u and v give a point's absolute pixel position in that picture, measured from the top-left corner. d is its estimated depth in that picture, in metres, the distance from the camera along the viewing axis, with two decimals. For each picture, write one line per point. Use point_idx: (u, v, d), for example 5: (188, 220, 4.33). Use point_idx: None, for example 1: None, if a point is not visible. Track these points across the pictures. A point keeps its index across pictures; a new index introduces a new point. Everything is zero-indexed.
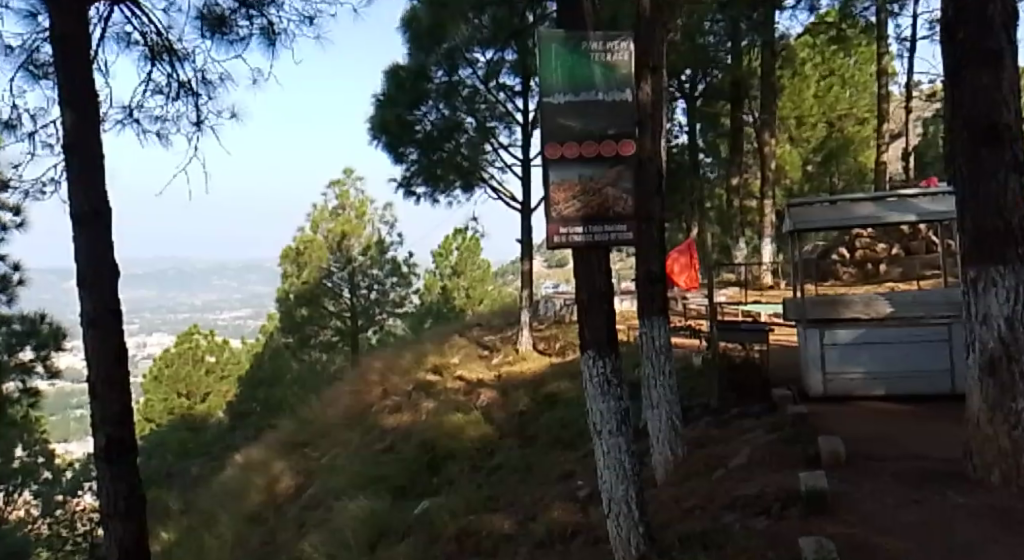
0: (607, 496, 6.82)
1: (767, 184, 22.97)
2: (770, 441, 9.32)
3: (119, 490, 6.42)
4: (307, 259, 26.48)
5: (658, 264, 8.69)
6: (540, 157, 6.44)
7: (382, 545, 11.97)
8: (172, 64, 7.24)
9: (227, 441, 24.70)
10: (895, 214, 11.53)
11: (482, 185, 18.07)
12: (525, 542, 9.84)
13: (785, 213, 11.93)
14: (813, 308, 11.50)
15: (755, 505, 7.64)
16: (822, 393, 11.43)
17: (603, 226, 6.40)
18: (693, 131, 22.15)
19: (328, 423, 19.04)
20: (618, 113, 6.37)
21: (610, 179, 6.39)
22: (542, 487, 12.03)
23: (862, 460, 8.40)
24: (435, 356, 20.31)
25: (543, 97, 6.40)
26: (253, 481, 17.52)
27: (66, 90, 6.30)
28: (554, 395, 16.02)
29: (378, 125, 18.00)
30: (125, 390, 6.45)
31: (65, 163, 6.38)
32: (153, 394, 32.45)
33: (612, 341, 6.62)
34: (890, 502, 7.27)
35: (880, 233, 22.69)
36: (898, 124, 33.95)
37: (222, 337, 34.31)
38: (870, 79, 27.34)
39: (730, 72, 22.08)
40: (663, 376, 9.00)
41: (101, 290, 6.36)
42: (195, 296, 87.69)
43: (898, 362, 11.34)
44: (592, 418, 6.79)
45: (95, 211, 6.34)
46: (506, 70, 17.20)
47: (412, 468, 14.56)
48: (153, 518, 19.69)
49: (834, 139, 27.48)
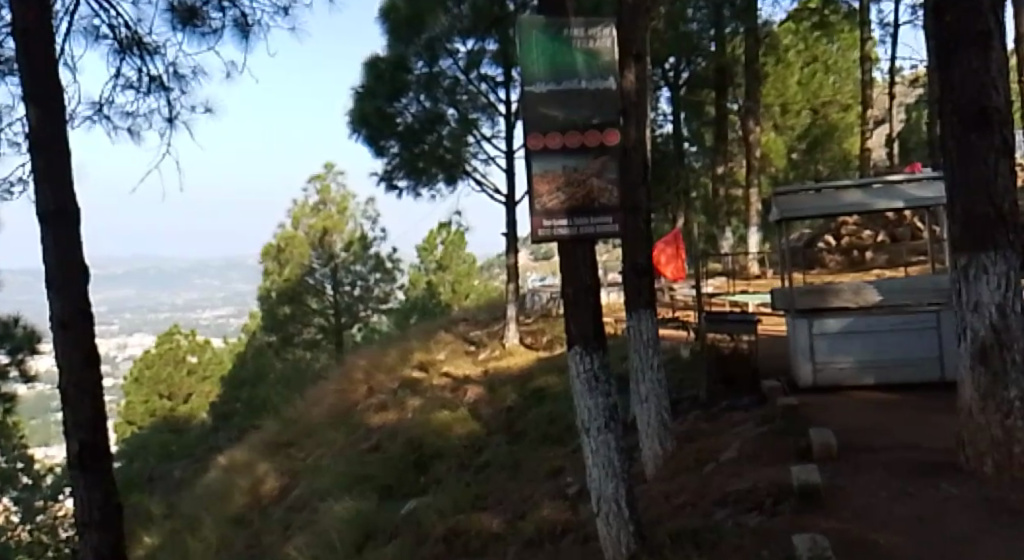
0: (596, 494, 6.67)
1: (752, 173, 22.81)
2: (761, 433, 9.21)
3: (93, 497, 6.23)
4: (288, 255, 26.34)
5: (644, 256, 8.56)
6: (524, 148, 6.28)
7: (369, 546, 11.80)
8: (142, 58, 7.04)
9: (211, 442, 24.50)
10: (882, 200, 11.39)
11: (465, 178, 17.73)
12: (514, 542, 9.70)
13: (772, 202, 11.81)
14: (802, 299, 11.45)
15: (746, 501, 7.52)
16: (811, 384, 11.33)
17: (587, 218, 6.21)
18: (677, 120, 22.04)
19: (313, 422, 18.86)
20: (602, 101, 6.20)
21: (595, 169, 6.23)
22: (530, 484, 11.90)
23: (855, 452, 8.28)
24: (420, 353, 20.17)
25: (525, 87, 6.23)
26: (238, 483, 17.33)
27: (29, 86, 6.11)
28: (541, 390, 15.86)
29: (358, 118, 17.74)
30: (96, 395, 6.26)
31: (30, 161, 6.18)
32: (133, 396, 32.20)
33: (600, 335, 6.46)
34: (883, 495, 7.16)
35: (865, 220, 22.76)
36: (880, 111, 34.10)
37: (203, 337, 34.13)
38: (852, 67, 27.58)
39: (713, 60, 21.91)
40: (651, 369, 8.86)
41: (69, 291, 6.17)
42: (178, 294, 87.12)
43: (887, 350, 11.24)
44: (580, 416, 6.64)
45: (61, 209, 6.16)
46: (487, 60, 17.01)
47: (398, 467, 14.41)
48: (137, 521, 19.48)
49: (817, 126, 27.46)
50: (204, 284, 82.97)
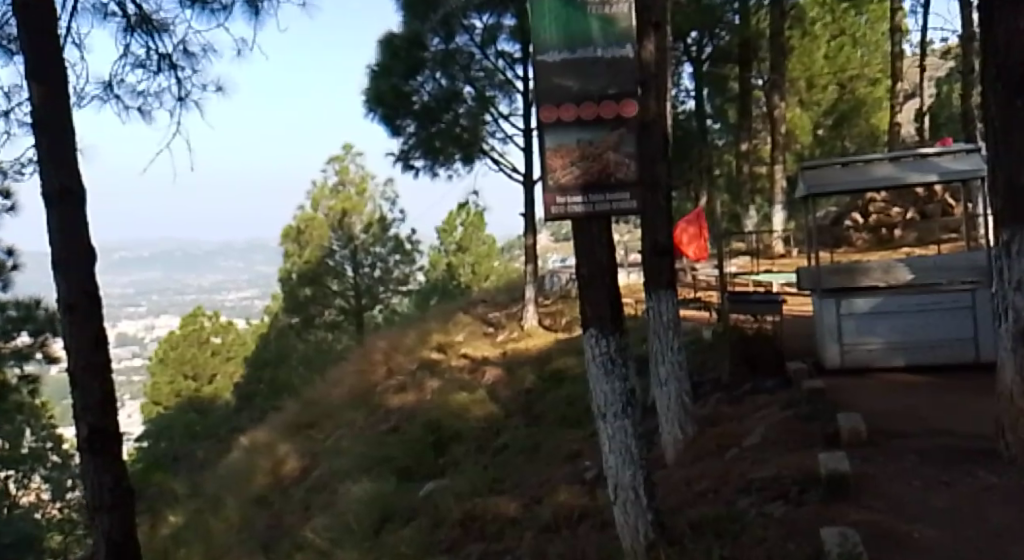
0: (613, 482, 6.36)
1: (777, 149, 22.35)
2: (786, 418, 8.88)
3: (103, 482, 5.99)
4: (309, 236, 26.06)
5: (665, 235, 8.27)
6: (536, 121, 5.94)
7: (387, 529, 11.59)
8: (151, 35, 6.74)
9: (233, 423, 24.46)
10: (915, 174, 10.96)
11: (483, 157, 17.39)
12: (531, 527, 9.44)
13: (799, 177, 11.47)
14: (828, 279, 11.07)
15: (772, 489, 7.22)
16: (839, 365, 11.00)
17: (603, 195, 5.91)
18: (699, 97, 21.57)
19: (333, 403, 18.68)
20: (618, 71, 5.82)
21: (612, 143, 5.87)
22: (549, 468, 11.62)
23: (886, 438, 7.95)
24: (439, 334, 19.93)
25: (537, 56, 5.89)
26: (259, 464, 17.19)
27: (31, 63, 5.85)
28: (559, 371, 15.53)
29: (374, 97, 17.42)
30: (106, 377, 6.02)
31: (34, 141, 5.93)
32: (159, 376, 32.39)
33: (616, 317, 6.17)
34: (916, 484, 6.84)
35: (894, 197, 22.17)
36: (911, 84, 33.72)
37: (226, 319, 33.99)
38: (882, 39, 26.98)
39: (737, 34, 21.42)
40: (671, 352, 8.53)
41: (77, 274, 5.92)
42: (203, 276, 87.50)
43: (920, 331, 10.86)
44: (596, 401, 6.34)
45: (67, 189, 5.91)
46: (504, 36, 16.70)
47: (417, 448, 14.16)
48: (160, 501, 19.48)
49: (844, 102, 26.92)
50: (228, 265, 83.28)
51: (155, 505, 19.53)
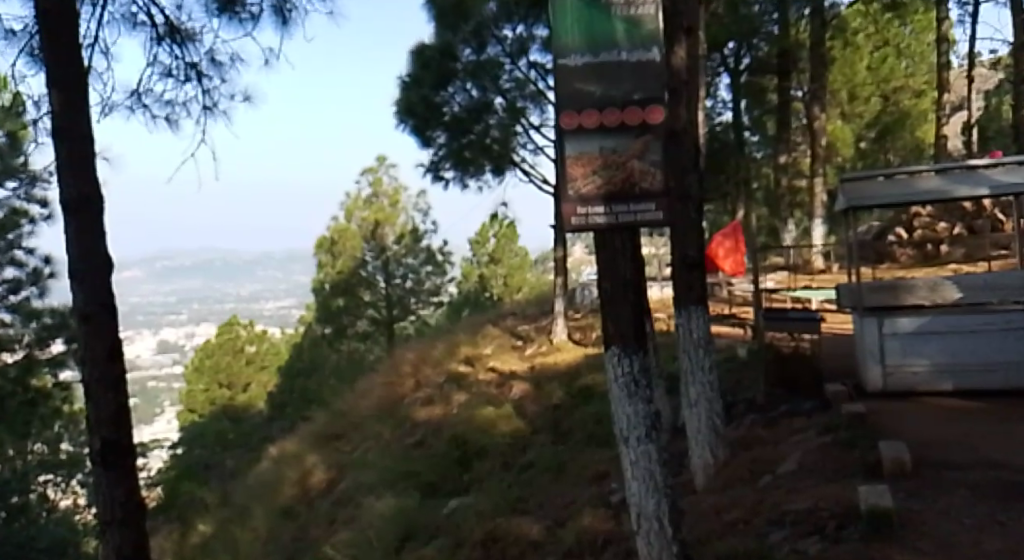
0: (636, 510, 5.93)
1: (817, 161, 21.75)
2: (824, 444, 8.40)
3: (116, 496, 5.63)
4: (341, 248, 25.66)
5: (696, 248, 7.85)
6: (556, 127, 5.54)
7: (408, 547, 11.20)
8: (181, 44, 6.33)
9: (264, 432, 24.29)
10: (964, 187, 10.45)
11: (513, 169, 17.07)
12: (553, 552, 9.05)
13: (839, 189, 10.97)
14: (870, 296, 10.63)
15: (808, 522, 6.75)
16: (881, 389, 10.49)
17: (626, 205, 5.48)
18: (737, 108, 21.09)
19: (361, 415, 18.34)
20: (644, 75, 5.41)
21: (636, 151, 5.43)
22: (574, 488, 11.19)
23: (932, 470, 7.44)
24: (467, 347, 19.57)
25: (558, 59, 5.49)
26: (286, 475, 16.87)
27: (50, 67, 5.53)
28: (589, 388, 15.05)
29: (404, 108, 17.11)
30: (120, 390, 5.69)
31: (53, 149, 5.61)
32: (195, 384, 32.37)
33: (640, 336, 5.74)
34: (968, 523, 6.34)
35: (940, 211, 21.48)
36: (958, 97, 33.10)
37: (260, 328, 33.76)
38: (928, 50, 26.29)
39: (776, 44, 20.77)
40: (702, 371, 8.08)
41: (95, 283, 5.60)
42: (243, 286, 87.85)
43: (969, 354, 10.31)
44: (618, 424, 5.91)
45: (85, 198, 5.61)
46: (536, 47, 16.33)
47: (442, 463, 13.78)
48: (191, 510, 19.27)
49: (888, 114, 26.41)
50: (267, 276, 83.54)
51: (186, 514, 19.34)
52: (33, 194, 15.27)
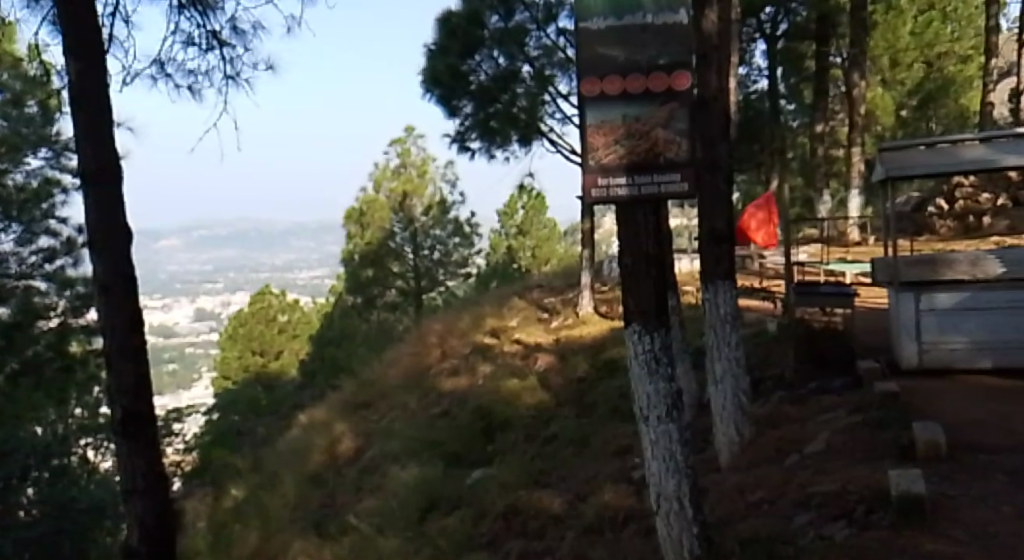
0: (655, 491, 5.67)
1: (854, 131, 21.22)
2: (854, 424, 8.09)
3: (136, 467, 5.44)
4: (370, 219, 25.35)
5: (725, 221, 7.60)
6: (577, 95, 5.23)
7: (432, 516, 11.01)
8: (203, 13, 6.08)
9: (296, 399, 24.25)
10: (1011, 156, 9.94)
11: (541, 139, 16.70)
12: (574, 527, 8.81)
13: (877, 159, 10.54)
14: (907, 269, 10.09)
15: (834, 507, 6.46)
16: (916, 365, 10.14)
17: (649, 176, 5.16)
18: (772, 77, 20.67)
19: (388, 385, 18.20)
20: (671, 38, 5.09)
21: (661, 119, 5.10)
22: (598, 462, 10.94)
23: (967, 453, 7.12)
24: (494, 318, 19.36)
25: (579, 23, 5.17)
26: (315, 442, 16.74)
27: (66, 35, 5.33)
28: (613, 360, 14.81)
29: (431, 78, 16.83)
30: (140, 360, 5.50)
31: (71, 119, 5.42)
32: (229, 351, 32.40)
33: (662, 312, 5.46)
34: (1005, 511, 6.03)
35: (983, 180, 20.71)
36: (1005, 62, 32.26)
37: (291, 297, 33.75)
38: (976, 13, 25.53)
39: (814, 9, 20.24)
40: (728, 348, 7.74)
41: (114, 252, 5.41)
42: (278, 256, 88.11)
43: (1008, 331, 9.91)
44: (637, 402, 5.64)
45: (103, 167, 5.39)
46: (565, 13, 15.97)
47: (467, 434, 13.60)
48: (222, 475, 19.25)
49: (930, 81, 25.94)
50: (302, 245, 83.70)
51: (218, 479, 19.30)
52: (67, 163, 15.02)
